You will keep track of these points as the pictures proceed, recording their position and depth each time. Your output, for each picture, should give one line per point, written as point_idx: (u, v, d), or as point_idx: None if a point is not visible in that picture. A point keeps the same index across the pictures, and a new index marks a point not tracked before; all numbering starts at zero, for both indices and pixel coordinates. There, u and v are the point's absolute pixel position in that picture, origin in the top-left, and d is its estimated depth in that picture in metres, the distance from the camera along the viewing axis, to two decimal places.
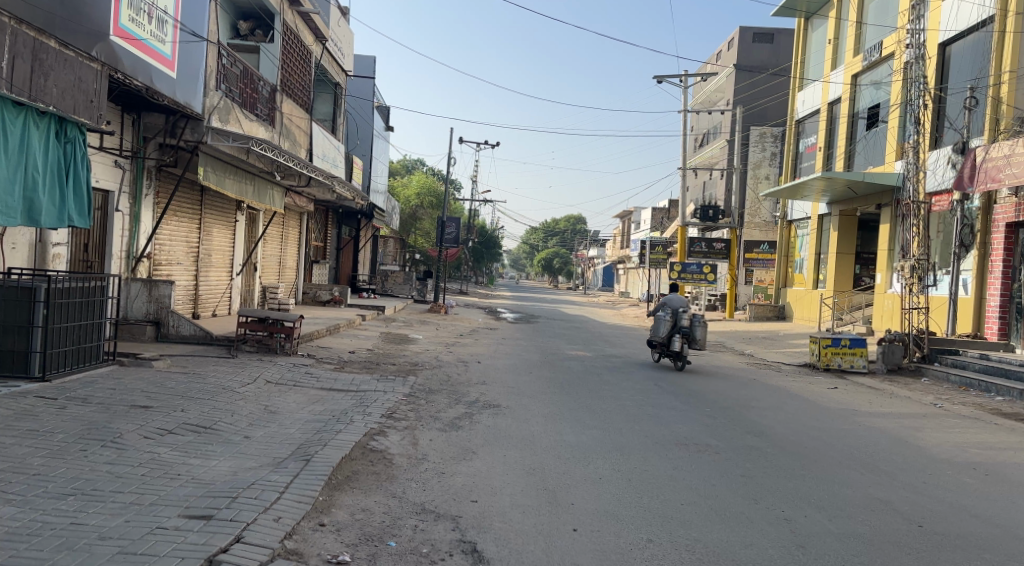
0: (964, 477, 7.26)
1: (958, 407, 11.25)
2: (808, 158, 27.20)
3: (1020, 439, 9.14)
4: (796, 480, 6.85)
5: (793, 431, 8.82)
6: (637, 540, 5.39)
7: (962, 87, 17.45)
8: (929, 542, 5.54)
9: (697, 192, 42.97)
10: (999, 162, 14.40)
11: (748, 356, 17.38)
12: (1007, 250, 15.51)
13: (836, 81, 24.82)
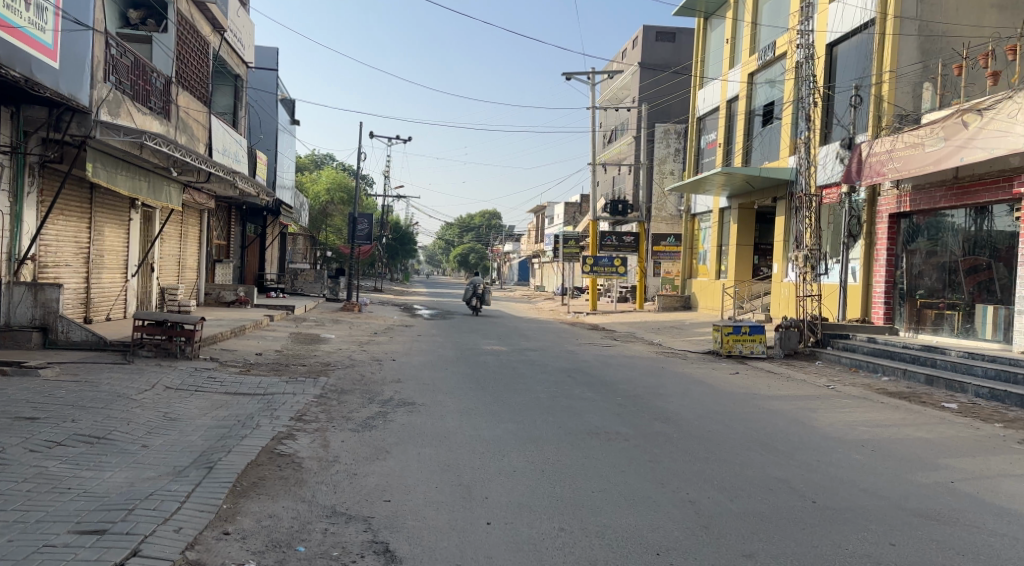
0: (854, 453, 7.70)
1: (848, 388, 11.91)
2: (709, 154, 28.12)
3: (905, 415, 9.76)
4: (700, 463, 7.09)
5: (699, 416, 9.13)
6: (550, 529, 5.46)
7: (848, 86, 18.38)
8: (822, 516, 5.84)
9: (607, 187, 43.83)
10: (882, 157, 15.30)
11: (657, 345, 17.85)
12: (891, 239, 16.44)
13: (733, 80, 25.74)
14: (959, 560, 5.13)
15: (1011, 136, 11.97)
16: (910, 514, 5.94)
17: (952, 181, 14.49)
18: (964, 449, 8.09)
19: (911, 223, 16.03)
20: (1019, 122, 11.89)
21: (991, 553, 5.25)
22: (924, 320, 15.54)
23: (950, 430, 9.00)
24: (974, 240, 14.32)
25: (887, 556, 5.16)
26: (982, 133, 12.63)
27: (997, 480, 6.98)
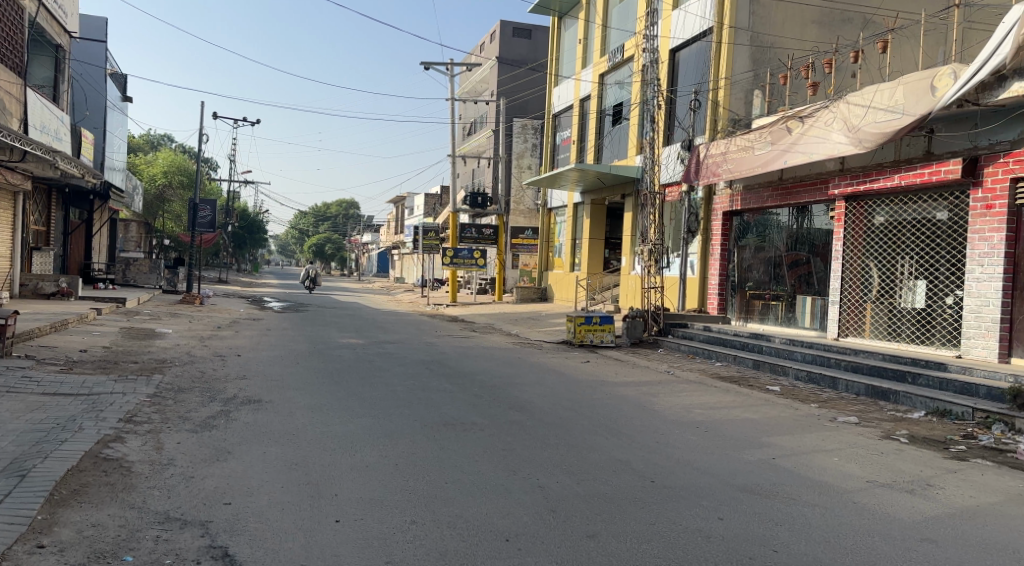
0: (689, 435, 8.17)
1: (686, 374, 12.64)
2: (563, 150, 28.83)
3: (736, 398, 10.48)
4: (550, 450, 7.27)
5: (549, 404, 9.36)
6: (400, 523, 5.42)
7: (688, 90, 19.43)
8: (660, 495, 6.16)
9: (466, 179, 43.95)
10: (718, 159, 16.35)
11: (513, 336, 18.12)
12: (724, 235, 17.57)
13: (585, 79, 26.54)
14: (778, 530, 5.55)
15: (827, 142, 13.08)
16: (738, 490, 6.39)
17: (777, 182, 15.66)
18: (785, 428, 8.80)
19: (742, 220, 17.18)
20: (834, 129, 13.01)
21: (806, 522, 5.74)
22: (753, 310, 16.73)
23: (774, 411, 9.75)
24: (795, 237, 15.55)
25: (717, 529, 5.51)
26: (804, 138, 13.75)
27: (812, 455, 7.64)
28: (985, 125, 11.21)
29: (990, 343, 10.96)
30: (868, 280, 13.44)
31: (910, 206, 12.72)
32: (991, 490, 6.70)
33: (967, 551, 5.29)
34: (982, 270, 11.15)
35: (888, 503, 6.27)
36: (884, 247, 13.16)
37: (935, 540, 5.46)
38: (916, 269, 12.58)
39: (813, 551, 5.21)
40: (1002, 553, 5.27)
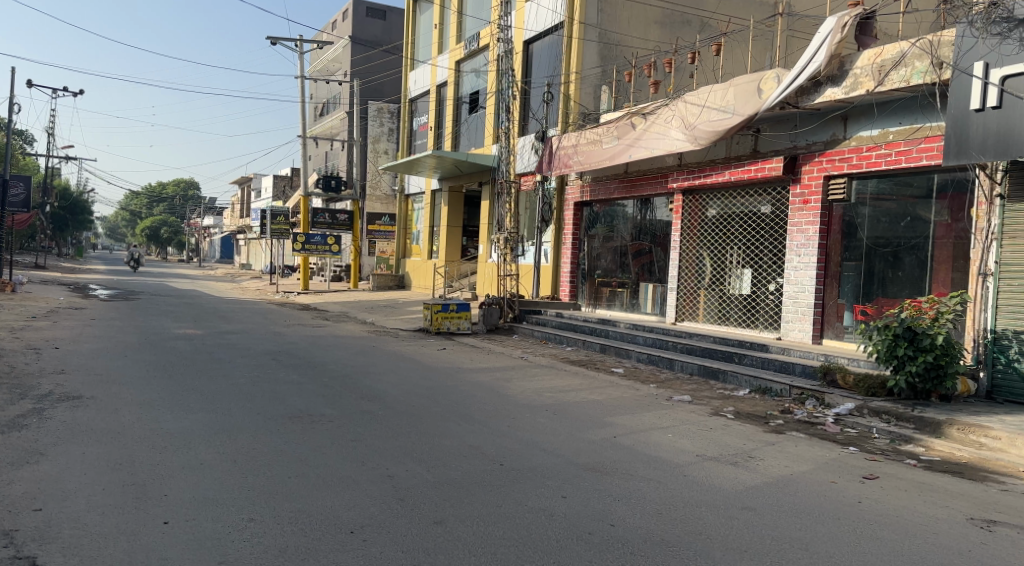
0: (538, 417, 8.37)
1: (539, 359, 12.93)
2: (420, 136, 28.58)
3: (583, 381, 10.84)
4: (400, 438, 7.21)
5: (402, 392, 9.28)
6: (237, 521, 5.20)
7: (541, 82, 19.79)
8: (507, 477, 6.27)
9: (318, 162, 42.61)
10: (569, 151, 16.79)
11: (367, 325, 17.82)
12: (575, 225, 18.05)
13: (441, 65, 26.40)
14: (616, 505, 5.80)
15: (667, 138, 13.74)
16: (583, 469, 6.62)
17: (623, 175, 16.29)
18: (629, 408, 9.20)
19: (592, 210, 17.74)
20: (673, 127, 13.69)
21: (643, 497, 6.02)
22: (601, 297, 17.34)
23: (618, 392, 10.17)
24: (639, 228, 16.26)
25: (559, 508, 5.67)
26: (646, 134, 14.39)
27: (650, 432, 8.04)
28: (803, 126, 12.21)
29: (806, 326, 11.95)
30: (702, 269, 14.28)
31: (740, 200, 13.60)
32: (804, 459, 7.33)
33: (782, 517, 5.75)
34: (799, 259, 12.13)
35: (715, 475, 6.71)
36: (716, 238, 14.02)
37: (754, 509, 5.90)
38: (743, 259, 13.49)
39: (647, 524, 5.47)
40: (812, 516, 5.78)
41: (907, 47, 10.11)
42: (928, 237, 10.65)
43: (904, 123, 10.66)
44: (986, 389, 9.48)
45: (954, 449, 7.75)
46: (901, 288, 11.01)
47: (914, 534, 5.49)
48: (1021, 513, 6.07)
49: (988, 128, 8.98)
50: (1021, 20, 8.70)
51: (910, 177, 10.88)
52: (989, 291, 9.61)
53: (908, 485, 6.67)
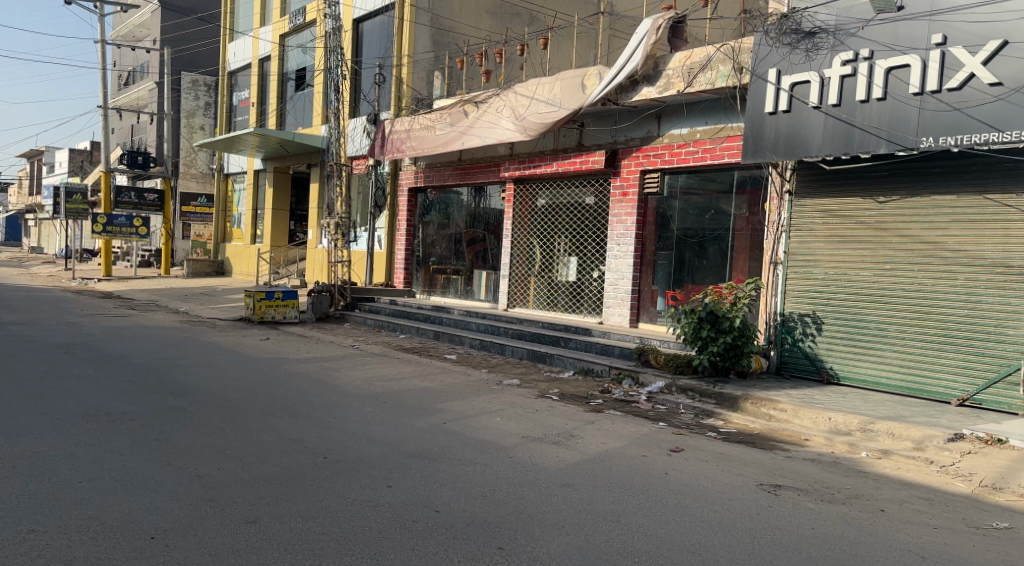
0: (366, 407, 8.26)
1: (370, 347, 12.75)
2: (242, 112, 27.19)
3: (415, 368, 10.83)
4: (213, 435, 6.87)
5: (218, 386, 8.84)
6: (15, 535, 4.74)
7: (372, 63, 19.37)
8: (329, 470, 6.16)
9: (123, 135, 39.31)
10: (402, 135, 16.63)
11: (181, 314, 16.76)
12: (410, 212, 17.83)
13: (264, 39, 25.23)
14: (440, 491, 5.86)
15: (498, 127, 13.97)
16: (409, 456, 6.63)
17: (456, 162, 16.35)
18: (458, 394, 9.31)
19: (426, 197, 17.67)
20: (503, 116, 13.93)
21: (467, 481, 6.12)
22: (435, 284, 17.39)
23: (449, 378, 10.26)
24: (473, 215, 16.46)
25: (383, 498, 5.64)
26: (478, 122, 14.54)
27: (479, 417, 8.18)
28: (623, 122, 12.85)
29: (624, 310, 12.63)
30: (532, 256, 14.67)
31: (567, 190, 14.09)
32: (619, 436, 7.76)
33: (596, 491, 6.06)
34: (619, 249, 12.78)
35: (538, 455, 6.95)
36: (546, 227, 14.45)
37: (573, 485, 6.17)
38: (569, 247, 13.99)
39: (468, 507, 5.57)
40: (624, 490, 6.13)
41: (712, 52, 10.87)
42: (729, 229, 11.56)
43: (709, 122, 11.49)
44: (776, 365, 10.53)
45: (749, 421, 8.53)
46: (706, 275, 11.87)
47: (712, 502, 5.97)
48: (802, 477, 6.78)
49: (779, 130, 9.89)
50: (807, 33, 9.64)
51: (714, 173, 11.74)
52: (779, 277, 10.65)
53: (709, 456, 7.25)
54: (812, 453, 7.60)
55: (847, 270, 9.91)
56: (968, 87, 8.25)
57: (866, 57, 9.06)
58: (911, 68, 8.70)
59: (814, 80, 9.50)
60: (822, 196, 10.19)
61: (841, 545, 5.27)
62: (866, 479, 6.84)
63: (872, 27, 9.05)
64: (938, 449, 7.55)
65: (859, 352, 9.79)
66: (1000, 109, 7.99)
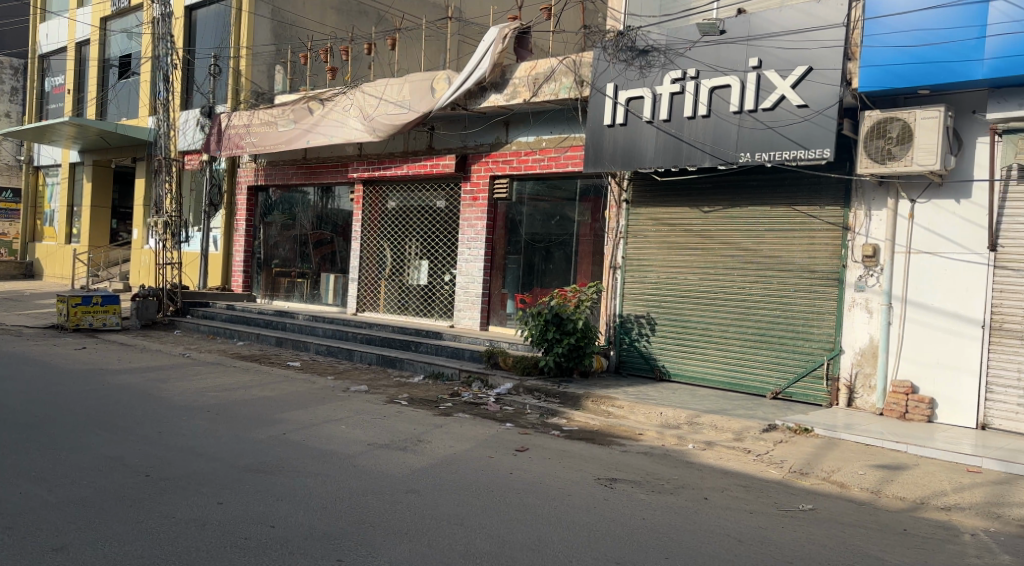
0: (198, 420, 7.93)
1: (203, 355, 12.18)
2: (55, 100, 25.04)
3: (253, 377, 10.49)
4: (19, 456, 6.36)
5: (26, 402, 8.16)
6: None
7: (207, 53, 18.35)
8: (153, 489, 5.88)
9: None
10: (241, 130, 16.00)
11: None
12: (250, 211, 17.13)
13: (83, 21, 23.37)
14: (277, 504, 5.75)
15: (346, 127, 13.76)
16: (244, 470, 6.44)
17: (301, 161, 15.93)
18: (300, 402, 9.12)
19: (267, 196, 17.08)
20: (351, 116, 13.73)
21: (306, 492, 6.04)
22: (278, 287, 16.86)
23: (291, 387, 10.02)
24: (320, 216, 16.12)
25: (213, 516, 5.46)
26: (324, 120, 14.25)
27: (321, 426, 8.07)
28: (472, 128, 13.04)
29: (474, 313, 12.81)
30: (383, 259, 14.57)
31: (417, 193, 14.12)
32: (465, 439, 7.91)
33: (440, 496, 6.16)
34: (469, 253, 12.95)
35: (381, 462, 6.97)
36: (396, 229, 14.41)
37: (417, 491, 6.24)
38: (420, 250, 14.02)
39: (308, 520, 5.50)
40: (464, 492, 6.28)
41: (555, 63, 11.25)
42: (573, 234, 12.03)
43: (554, 132, 11.90)
44: (615, 365, 11.11)
45: (589, 418, 8.94)
46: (552, 279, 12.29)
47: (550, 498, 6.23)
48: (636, 470, 7.21)
49: (617, 142, 10.43)
50: (641, 51, 10.23)
51: (560, 181, 12.17)
52: (617, 281, 11.25)
53: (551, 454, 7.54)
54: (645, 447, 8.08)
55: (678, 274, 10.62)
56: (779, 108, 9.05)
57: (693, 76, 9.74)
58: (731, 89, 9.44)
59: (648, 96, 10.09)
60: (656, 205, 10.87)
61: (665, 533, 5.66)
62: (692, 469, 7.37)
63: (698, 49, 9.73)
64: (755, 439, 8.26)
65: (689, 351, 10.50)
66: (806, 129, 8.83)
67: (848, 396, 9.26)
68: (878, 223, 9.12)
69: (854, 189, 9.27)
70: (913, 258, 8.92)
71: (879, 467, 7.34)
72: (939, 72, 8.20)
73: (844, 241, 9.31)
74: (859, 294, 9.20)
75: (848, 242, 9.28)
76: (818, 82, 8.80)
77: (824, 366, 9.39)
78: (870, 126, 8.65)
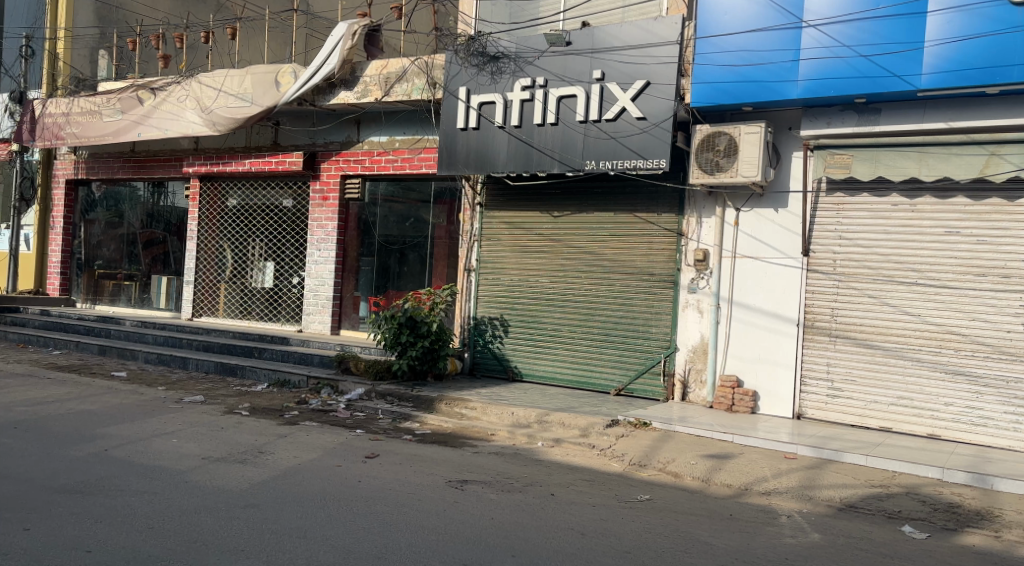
0: (4, 438, 7.16)
1: (10, 366, 11.00)
2: None
3: (72, 389, 9.60)
4: None
5: None
6: None
7: (16, 33, 16.39)
8: None
9: None
10: (59, 119, 14.63)
11: None
12: (68, 208, 15.68)
13: None
14: (95, 527, 5.28)
15: (181, 120, 12.96)
16: (58, 492, 5.88)
17: (129, 154, 14.77)
18: (127, 416, 8.46)
19: (89, 191, 15.72)
20: (187, 108, 12.93)
21: (131, 513, 5.60)
22: (102, 291, 15.63)
23: (116, 399, 9.27)
24: (151, 214, 15.03)
25: (19, 544, 4.93)
26: (156, 112, 13.32)
27: (150, 440, 7.52)
28: (321, 125, 12.68)
29: (325, 318, 12.42)
30: (222, 261, 13.84)
31: (260, 191, 13.53)
32: (311, 448, 7.65)
33: (282, 508, 5.91)
34: (319, 254, 12.53)
35: (217, 476, 6.59)
36: (237, 230, 13.74)
37: (257, 505, 5.96)
38: (264, 252, 13.45)
39: (132, 542, 5.09)
40: (309, 503, 6.06)
41: (407, 64, 11.17)
42: (428, 236, 12.03)
43: (408, 133, 11.79)
44: (469, 366, 11.22)
45: (442, 421, 8.93)
46: (406, 282, 12.23)
47: (399, 505, 6.15)
48: (486, 470, 7.28)
49: (470, 146, 10.54)
50: (492, 56, 10.39)
51: (414, 183, 12.11)
52: (472, 283, 11.37)
53: (401, 459, 7.46)
54: (496, 446, 8.19)
55: (529, 277, 10.87)
56: (621, 119, 9.49)
57: (541, 85, 10.01)
58: (577, 98, 9.78)
59: (499, 101, 10.27)
60: (508, 209, 11.09)
61: (513, 531, 5.74)
62: (540, 467, 7.55)
63: (546, 58, 10.01)
64: (599, 434, 8.59)
65: (539, 351, 10.77)
66: (645, 140, 9.32)
67: (682, 390, 9.86)
68: (707, 229, 9.77)
69: (688, 198, 9.88)
70: (738, 262, 9.62)
71: (709, 457, 7.87)
72: (759, 91, 8.91)
73: (679, 246, 9.90)
74: (692, 295, 9.82)
75: (682, 246, 9.88)
76: (656, 96, 9.31)
77: (661, 363, 9.94)
78: (701, 138, 9.28)
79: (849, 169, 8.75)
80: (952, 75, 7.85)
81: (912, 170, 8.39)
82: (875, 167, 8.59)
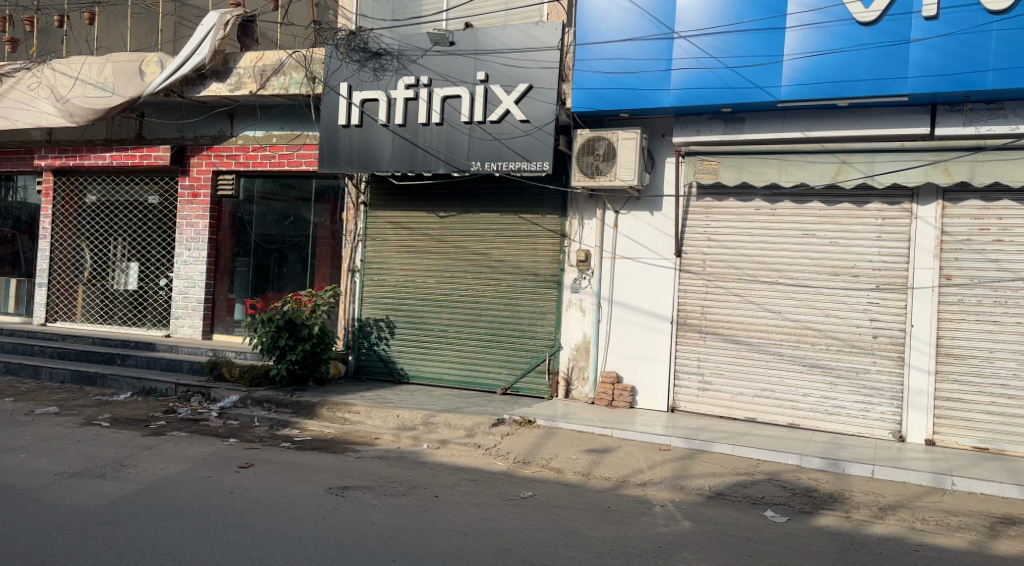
0: None
1: None
2: None
3: None
4: None
5: None
6: None
7: None
8: None
9: None
10: None
11: None
12: None
13: None
14: None
15: (33, 109, 11.97)
16: None
17: None
18: None
19: None
20: (39, 96, 11.96)
21: None
22: None
23: None
24: None
25: None
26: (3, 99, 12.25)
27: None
28: (190, 118, 12.07)
29: (195, 322, 11.81)
30: (80, 261, 12.89)
31: (122, 187, 12.70)
32: (180, 459, 7.25)
33: (145, 524, 5.56)
34: (189, 254, 11.90)
35: (73, 493, 6.13)
36: (97, 228, 12.85)
37: (116, 521, 5.58)
38: (127, 251, 12.64)
39: None
40: (175, 518, 5.74)
41: (284, 57, 10.80)
42: (309, 236, 11.71)
43: (285, 128, 11.42)
44: (354, 369, 11.00)
45: (323, 427, 8.71)
46: (286, 283, 11.86)
47: (275, 515, 5.93)
48: (367, 475, 7.15)
49: (352, 144, 10.34)
50: (374, 53, 10.23)
51: (293, 180, 11.75)
52: (356, 284, 11.17)
53: (279, 467, 7.20)
54: (379, 450, 8.07)
55: (413, 277, 10.80)
56: (505, 121, 9.59)
57: (426, 84, 9.95)
58: (461, 99, 9.79)
59: (382, 99, 10.13)
60: (391, 209, 10.97)
61: (394, 535, 5.66)
62: (423, 469, 7.49)
63: (429, 57, 9.95)
64: (484, 434, 8.63)
65: (424, 352, 10.72)
66: (529, 142, 9.46)
67: (565, 387, 10.07)
68: (589, 230, 10.04)
69: (570, 200, 10.10)
70: (618, 262, 9.93)
71: (589, 452, 8.08)
72: (634, 98, 9.23)
73: (561, 247, 10.11)
74: (574, 295, 10.05)
75: (565, 247, 10.10)
76: (539, 100, 9.47)
77: (545, 361, 10.11)
78: (582, 142, 9.52)
79: (716, 174, 9.23)
80: (808, 88, 8.43)
81: (773, 176, 8.92)
82: (739, 173, 9.09)
